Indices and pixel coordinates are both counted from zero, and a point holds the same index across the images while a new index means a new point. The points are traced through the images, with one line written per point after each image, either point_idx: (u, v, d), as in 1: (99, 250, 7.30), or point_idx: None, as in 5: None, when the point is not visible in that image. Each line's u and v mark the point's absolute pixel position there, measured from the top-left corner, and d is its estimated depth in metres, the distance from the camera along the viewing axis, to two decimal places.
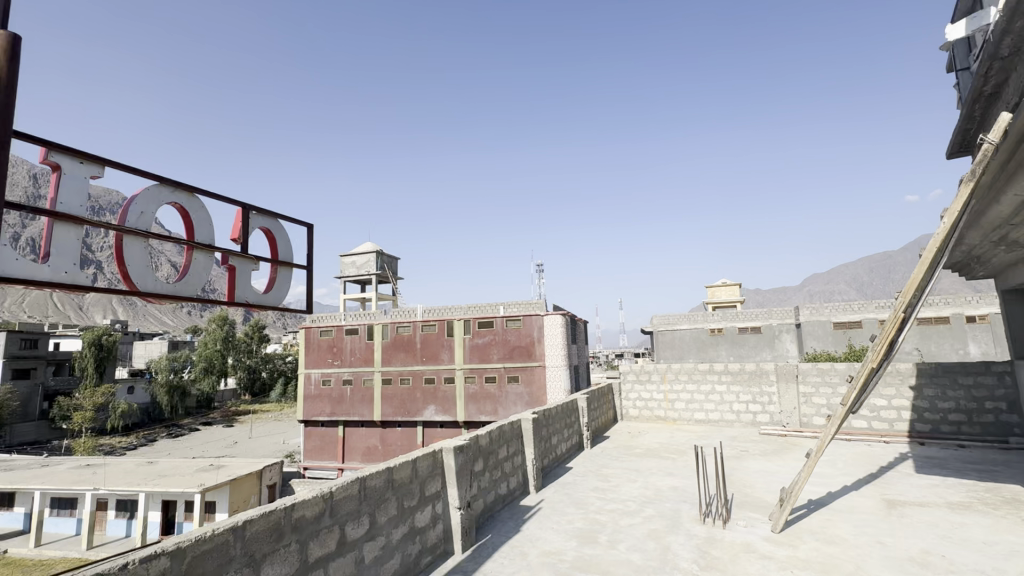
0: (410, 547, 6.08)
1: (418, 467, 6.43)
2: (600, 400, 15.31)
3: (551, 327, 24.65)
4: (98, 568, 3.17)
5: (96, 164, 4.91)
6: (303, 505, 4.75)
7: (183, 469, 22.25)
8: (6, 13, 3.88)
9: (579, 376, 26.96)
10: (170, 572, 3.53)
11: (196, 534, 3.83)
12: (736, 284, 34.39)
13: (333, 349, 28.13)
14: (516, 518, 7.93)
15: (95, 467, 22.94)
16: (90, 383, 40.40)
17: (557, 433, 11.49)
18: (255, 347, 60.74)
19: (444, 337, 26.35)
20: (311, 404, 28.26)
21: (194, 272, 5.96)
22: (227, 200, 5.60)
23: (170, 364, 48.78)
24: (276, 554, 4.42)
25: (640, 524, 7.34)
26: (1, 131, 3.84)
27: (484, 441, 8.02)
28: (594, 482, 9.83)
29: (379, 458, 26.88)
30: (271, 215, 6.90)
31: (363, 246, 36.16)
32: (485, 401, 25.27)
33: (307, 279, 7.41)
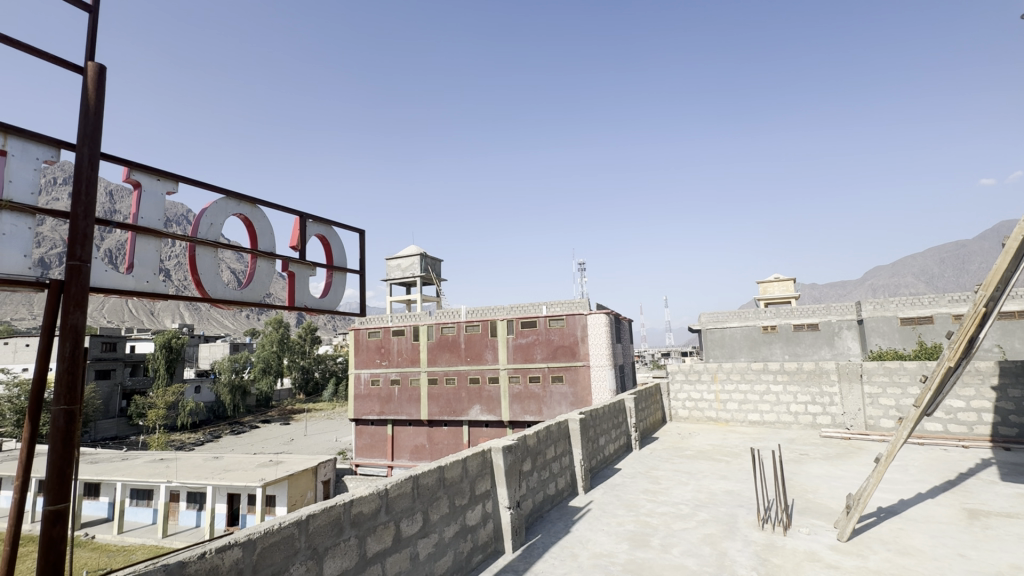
0: (462, 545, 6.19)
1: (468, 466, 6.52)
2: (648, 400, 15.02)
3: (595, 325, 24.40)
4: (179, 558, 3.43)
5: (170, 179, 5.30)
6: (361, 501, 4.93)
7: (245, 464, 23.56)
8: (92, 45, 4.27)
9: (624, 375, 26.51)
10: (242, 561, 3.78)
11: (265, 526, 4.06)
12: (791, 279, 32.75)
13: (381, 350, 29.00)
14: (566, 518, 7.90)
15: (168, 461, 24.67)
16: (162, 383, 43.49)
17: (604, 434, 11.36)
18: (308, 348, 63.49)
19: (487, 338, 26.61)
20: (361, 403, 29.18)
21: (257, 278, 6.33)
22: (285, 208, 5.89)
23: (232, 365, 51.79)
24: (336, 548, 4.60)
25: (694, 528, 7.14)
26: (88, 153, 4.22)
27: (532, 441, 8.05)
28: (643, 484, 9.65)
29: (426, 456, 27.45)
30: (326, 222, 7.20)
31: (407, 248, 37.02)
32: (530, 400, 25.31)
33: (360, 283, 7.67)
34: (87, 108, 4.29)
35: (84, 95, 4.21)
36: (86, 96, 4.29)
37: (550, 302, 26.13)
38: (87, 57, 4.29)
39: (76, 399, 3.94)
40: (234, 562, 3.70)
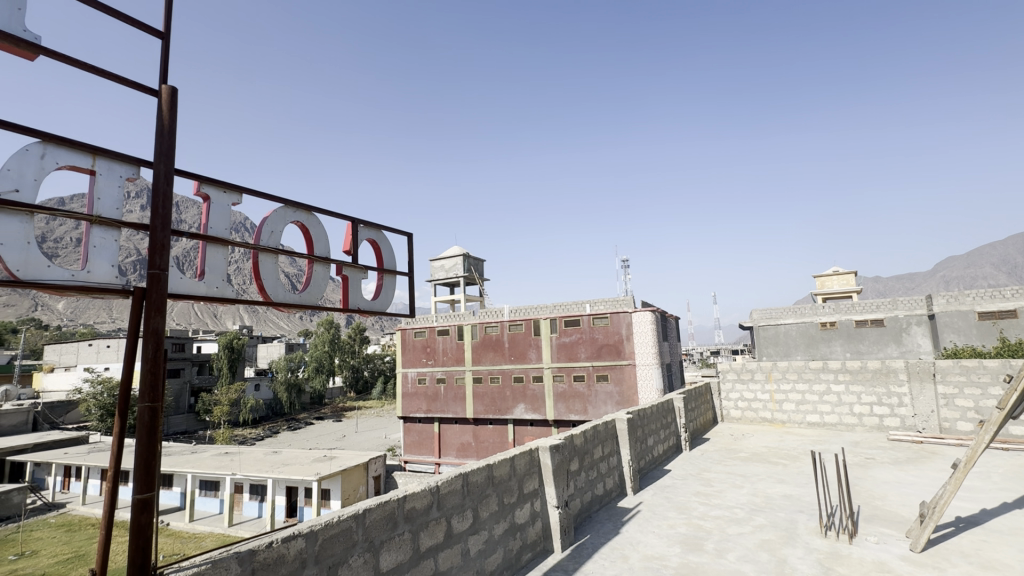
0: (511, 543, 6.24)
1: (517, 464, 6.58)
2: (698, 400, 14.61)
3: (640, 323, 23.88)
4: (251, 546, 3.68)
5: (234, 192, 5.63)
6: (413, 497, 5.08)
7: (302, 459, 24.71)
8: (166, 70, 4.62)
9: (671, 374, 25.82)
10: (306, 551, 3.99)
11: (326, 518, 4.26)
12: (851, 273, 30.90)
13: (427, 349, 29.64)
14: (615, 519, 7.81)
15: (232, 455, 26.25)
16: (225, 381, 46.29)
17: (653, 434, 11.14)
18: (357, 348, 65.70)
19: (531, 337, 26.67)
20: (409, 401, 29.91)
21: (315, 282, 6.64)
22: (339, 215, 6.15)
23: (288, 364, 54.42)
24: (391, 541, 4.76)
25: (750, 534, 6.89)
26: (163, 169, 4.57)
27: (579, 440, 8.01)
28: (695, 486, 9.39)
29: (472, 454, 27.81)
30: (376, 226, 7.44)
31: (450, 249, 37.61)
32: (575, 399, 25.15)
33: (410, 284, 7.89)
34: (162, 127, 4.63)
35: (160, 115, 4.55)
36: (161, 115, 4.64)
37: (593, 300, 25.87)
38: (162, 79, 4.63)
39: (158, 397, 4.29)
40: (298, 551, 3.92)
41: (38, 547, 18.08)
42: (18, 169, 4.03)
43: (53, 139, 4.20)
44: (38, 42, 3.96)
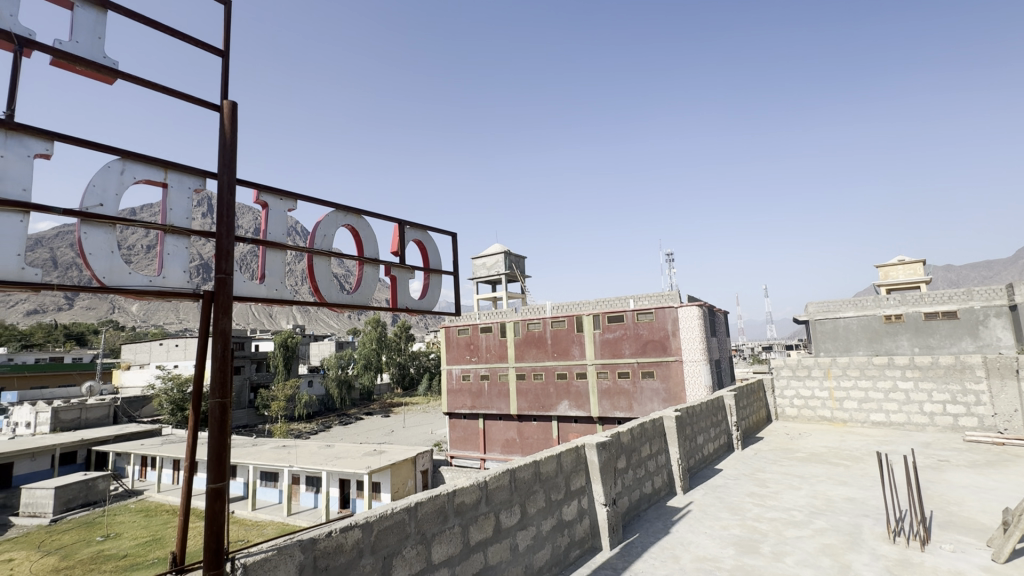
0: (559, 540, 6.26)
1: (563, 461, 6.59)
2: (751, 397, 14.10)
3: (686, 318, 23.20)
4: (311, 535, 3.88)
5: (289, 198, 5.92)
6: (463, 491, 5.19)
7: (353, 453, 25.71)
8: (226, 86, 4.92)
9: (721, 370, 24.96)
10: (362, 541, 4.16)
11: (380, 510, 4.44)
12: (920, 262, 28.79)
13: (470, 346, 30.09)
14: (665, 518, 7.67)
15: (289, 447, 27.61)
16: (281, 378, 48.68)
17: (703, 432, 10.85)
18: (403, 346, 67.41)
19: (574, 333, 26.52)
20: (454, 397, 30.42)
21: (365, 283, 6.89)
22: (387, 217, 6.35)
23: (338, 361, 56.56)
24: (442, 535, 4.88)
25: (810, 537, 6.60)
26: (226, 179, 4.86)
27: (626, 438, 7.92)
28: (748, 486, 9.08)
29: (517, 450, 27.95)
30: (422, 227, 7.62)
31: (492, 247, 37.91)
32: (620, 396, 24.80)
33: (455, 283, 8.05)
34: (225, 141, 4.94)
35: (222, 129, 4.84)
36: (223, 129, 4.94)
37: (637, 295, 25.36)
38: (223, 95, 4.93)
39: (228, 393, 4.57)
40: (355, 541, 4.10)
41: (121, 530, 19.70)
42: (101, 184, 4.41)
43: (131, 156, 4.58)
44: (116, 66, 4.31)
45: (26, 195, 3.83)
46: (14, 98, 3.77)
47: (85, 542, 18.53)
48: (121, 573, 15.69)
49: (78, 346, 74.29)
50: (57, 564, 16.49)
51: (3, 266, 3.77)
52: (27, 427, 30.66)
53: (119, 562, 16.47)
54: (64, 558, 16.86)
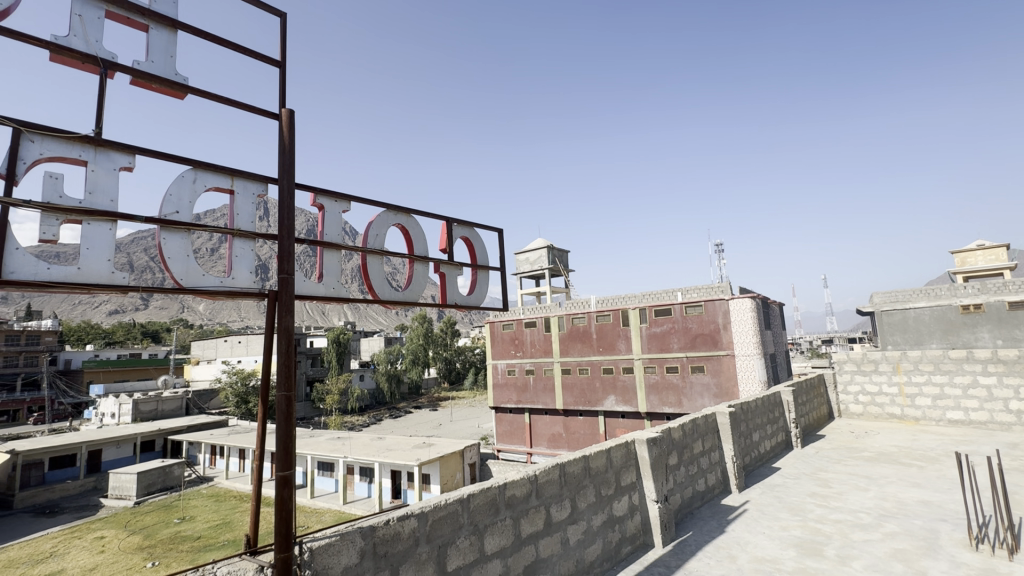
0: (611, 535, 6.23)
1: (613, 457, 6.53)
2: (811, 393, 13.41)
3: (738, 311, 22.28)
4: (370, 523, 4.06)
5: (343, 200, 6.17)
6: (514, 485, 5.25)
7: (404, 445, 26.49)
8: (284, 95, 5.13)
9: (777, 365, 23.87)
10: (418, 530, 4.31)
11: (435, 501, 4.57)
12: (1003, 246, 26.36)
13: (515, 341, 30.30)
14: (720, 517, 7.45)
15: (344, 439, 28.81)
16: (334, 373, 50.80)
17: (759, 429, 10.44)
18: (449, 341, 68.64)
19: (620, 327, 26.14)
20: (500, 391, 30.72)
21: (416, 280, 7.07)
22: (436, 216, 6.47)
23: (388, 356, 58.38)
24: (495, 527, 4.97)
25: (879, 541, 6.23)
26: (285, 184, 5.10)
27: (677, 434, 7.75)
28: (809, 487, 8.66)
29: (564, 445, 27.87)
30: (469, 224, 7.73)
31: (534, 242, 37.89)
32: (668, 392, 24.24)
33: (502, 279, 8.11)
34: (284, 147, 5.16)
35: (281, 135, 5.05)
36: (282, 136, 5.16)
37: (686, 288, 24.61)
38: (281, 104, 5.15)
39: (292, 387, 4.82)
40: (411, 530, 4.24)
41: (195, 513, 21.25)
42: (177, 193, 4.75)
43: (201, 166, 4.89)
44: (186, 82, 4.61)
45: (114, 205, 4.17)
46: (101, 117, 4.10)
47: (164, 523, 20.13)
48: (196, 553, 16.92)
49: (153, 342, 80.53)
50: (141, 543, 18.01)
51: (96, 270, 4.13)
52: (112, 417, 33.54)
53: (193, 543, 17.77)
54: (147, 538, 18.39)
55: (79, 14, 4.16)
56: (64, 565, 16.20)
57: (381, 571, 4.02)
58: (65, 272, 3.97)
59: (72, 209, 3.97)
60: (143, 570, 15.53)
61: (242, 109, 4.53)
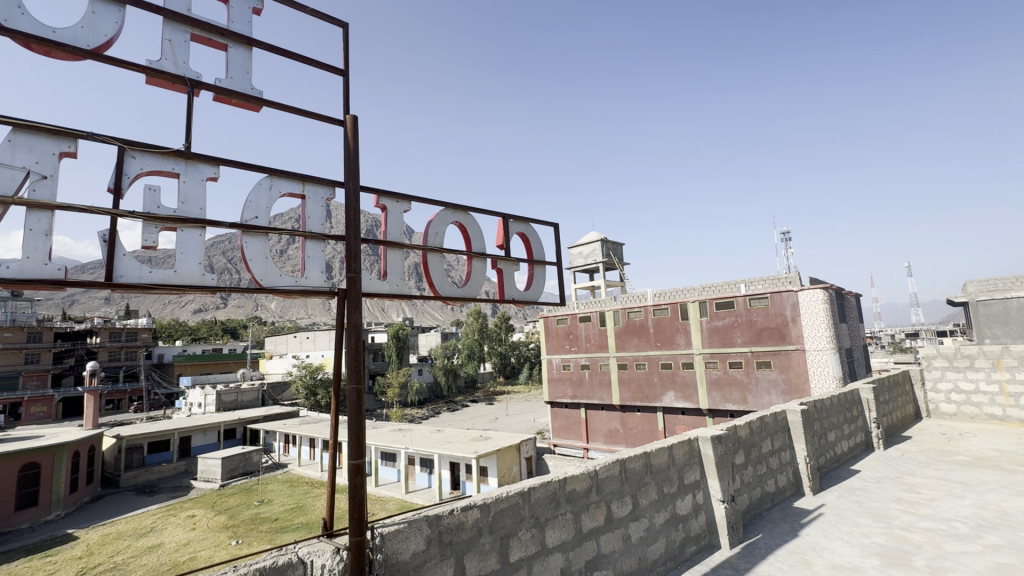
0: (674, 534, 6.09)
1: (675, 454, 6.36)
2: (894, 391, 12.39)
3: (809, 303, 20.86)
4: (435, 512, 4.22)
5: (404, 200, 6.40)
6: (574, 479, 5.25)
7: (461, 438, 27.09)
8: (348, 102, 5.32)
9: (853, 361, 22.19)
10: (481, 521, 4.41)
11: (496, 493, 4.68)
12: None
13: (570, 336, 30.17)
14: (792, 520, 7.06)
15: (404, 431, 29.88)
16: (395, 367, 52.75)
17: (835, 429, 9.79)
18: (504, 336, 69.27)
19: (678, 321, 25.33)
20: (555, 386, 30.69)
21: (474, 276, 7.20)
22: (492, 212, 6.56)
23: (444, 351, 59.89)
24: (555, 521, 4.99)
25: (978, 554, 5.69)
26: (351, 187, 5.31)
27: (744, 432, 7.43)
28: (894, 492, 8.02)
29: (621, 441, 27.41)
30: (525, 220, 7.76)
31: (588, 235, 37.42)
32: (731, 388, 23.25)
33: (559, 274, 8.09)
34: (349, 152, 5.35)
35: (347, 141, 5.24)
36: (348, 141, 5.36)
37: (750, 279, 23.42)
38: (346, 110, 5.33)
39: (362, 379, 5.07)
40: (475, 521, 4.35)
41: (272, 497, 22.85)
42: (256, 200, 5.13)
43: (276, 173, 5.23)
44: (260, 95, 4.93)
45: (203, 213, 4.56)
46: (190, 133, 4.47)
47: (245, 505, 21.82)
48: (274, 533, 18.19)
49: (232, 338, 87.33)
50: (227, 522, 19.63)
51: (189, 272, 4.54)
52: (199, 406, 36.71)
53: (271, 524, 19.13)
54: (231, 518, 20.03)
55: (169, 39, 4.57)
56: (162, 539, 17.95)
57: (447, 558, 4.17)
58: (164, 275, 4.40)
59: (168, 217, 4.37)
60: (229, 547, 16.91)
61: (311, 118, 4.77)
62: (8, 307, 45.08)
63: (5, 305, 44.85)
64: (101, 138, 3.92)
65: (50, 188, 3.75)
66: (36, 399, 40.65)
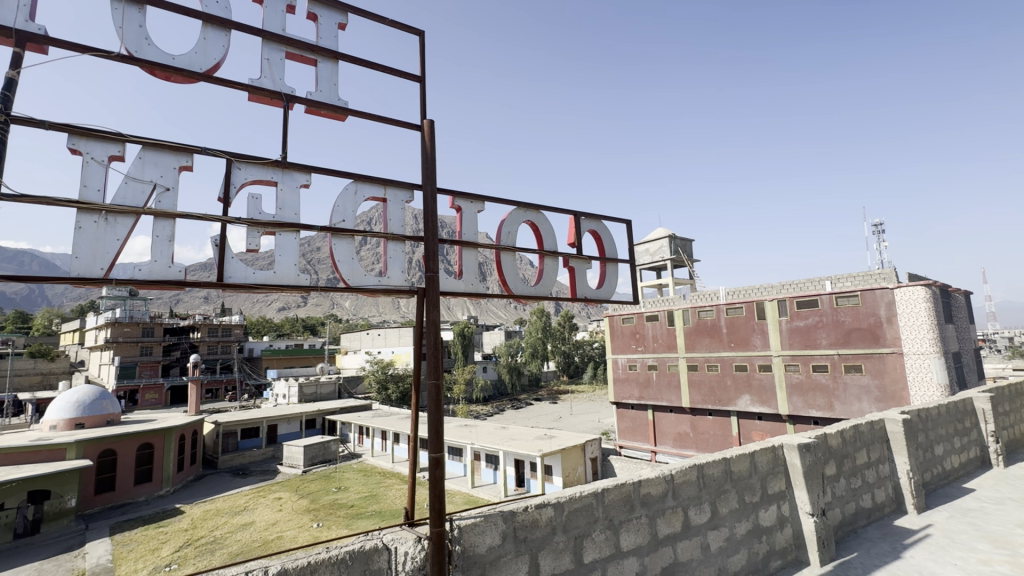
0: (757, 546, 5.75)
1: (758, 462, 6.00)
2: (1017, 402, 10.92)
3: (908, 301, 18.76)
4: (510, 508, 4.30)
5: (478, 200, 6.53)
6: (649, 483, 5.10)
7: (526, 436, 27.22)
8: (425, 106, 5.47)
9: (963, 367, 19.80)
10: (554, 519, 4.40)
11: (570, 492, 4.66)
12: None
13: (636, 335, 29.44)
14: (893, 540, 6.41)
15: (470, 427, 30.54)
16: (460, 364, 54.04)
17: (942, 441, 8.80)
18: (567, 335, 68.79)
19: (754, 321, 23.92)
20: (621, 386, 30.07)
21: (546, 275, 7.19)
22: (564, 209, 6.51)
23: (508, 349, 60.51)
24: (630, 523, 4.88)
25: None
26: (428, 189, 5.49)
27: (836, 441, 6.85)
28: (1019, 517, 7.05)
29: (691, 445, 26.33)
30: (597, 217, 7.65)
31: (655, 232, 36.28)
32: (815, 393, 21.59)
33: (632, 272, 7.89)
34: (427, 155, 5.48)
35: (424, 145, 5.39)
36: (425, 144, 5.51)
37: (837, 275, 21.55)
38: (423, 114, 5.48)
39: (440, 375, 5.19)
40: (548, 519, 4.35)
41: (348, 485, 24.22)
42: (342, 204, 5.44)
43: (361, 178, 5.52)
44: (345, 105, 5.21)
45: (296, 217, 4.89)
46: (287, 144, 4.84)
47: (325, 491, 23.30)
48: (351, 519, 19.25)
49: (311, 334, 93.70)
50: (309, 506, 21.07)
51: (286, 273, 4.90)
52: (284, 397, 39.69)
53: (348, 510, 20.28)
54: (313, 502, 21.47)
55: (267, 58, 4.95)
56: (253, 518, 19.56)
57: (522, 555, 4.20)
58: (266, 276, 4.78)
59: (268, 222, 4.74)
60: (311, 529, 18.14)
61: (392, 125, 4.98)
62: (127, 305, 51.23)
63: (125, 303, 50.98)
64: (212, 152, 4.32)
65: (171, 199, 4.19)
66: (149, 387, 45.95)
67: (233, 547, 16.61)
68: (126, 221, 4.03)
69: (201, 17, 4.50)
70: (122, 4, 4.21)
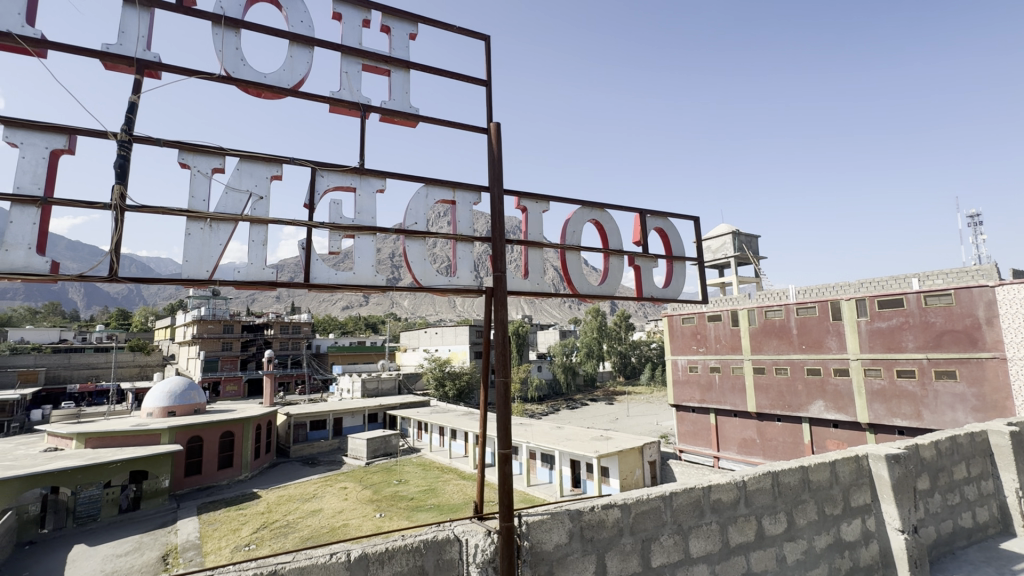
0: (839, 561, 5.41)
1: (839, 472, 5.64)
2: None
3: (1012, 301, 16.90)
4: (576, 506, 4.32)
5: (543, 200, 6.61)
6: (720, 488, 4.92)
7: (582, 436, 27.00)
8: (491, 109, 5.59)
9: None
10: (621, 521, 4.39)
11: (637, 494, 4.61)
12: None
13: (697, 336, 28.44)
14: (999, 565, 5.81)
15: (526, 425, 30.69)
16: (515, 362, 54.39)
17: None
18: (624, 335, 67.32)
19: (828, 322, 22.36)
20: (681, 388, 29.14)
21: (611, 274, 7.10)
22: (628, 208, 6.44)
23: (563, 349, 60.20)
24: (699, 529, 4.75)
25: None
26: (495, 191, 5.62)
27: (930, 453, 6.30)
28: None
29: (757, 452, 25.07)
30: (663, 214, 7.48)
31: (717, 228, 34.79)
32: (900, 401, 19.84)
33: (701, 270, 7.64)
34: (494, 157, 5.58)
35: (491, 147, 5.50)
36: (492, 147, 5.61)
37: (925, 272, 19.67)
38: (490, 117, 5.59)
39: (508, 372, 5.27)
40: (615, 520, 4.33)
41: (408, 478, 25.12)
42: (415, 208, 5.69)
43: (431, 182, 5.72)
44: (416, 111, 5.42)
45: (373, 221, 5.16)
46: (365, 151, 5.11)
47: (387, 483, 24.29)
48: (411, 511, 19.95)
49: (372, 332, 97.62)
50: (372, 496, 22.06)
51: (364, 274, 5.20)
52: (349, 392, 41.73)
53: (408, 503, 21.01)
54: (376, 493, 22.45)
55: (346, 71, 5.26)
56: (322, 505, 20.73)
57: (589, 555, 4.21)
58: (347, 277, 5.09)
59: (348, 226, 5.04)
60: (374, 519, 18.98)
61: (459, 129, 5.13)
62: (211, 304, 55.85)
63: (209, 302, 55.59)
64: (299, 161, 4.66)
65: (263, 207, 4.55)
66: (230, 379, 49.91)
67: (304, 531, 17.71)
68: (226, 227, 4.42)
69: (288, 37, 4.86)
70: (221, 29, 4.63)
